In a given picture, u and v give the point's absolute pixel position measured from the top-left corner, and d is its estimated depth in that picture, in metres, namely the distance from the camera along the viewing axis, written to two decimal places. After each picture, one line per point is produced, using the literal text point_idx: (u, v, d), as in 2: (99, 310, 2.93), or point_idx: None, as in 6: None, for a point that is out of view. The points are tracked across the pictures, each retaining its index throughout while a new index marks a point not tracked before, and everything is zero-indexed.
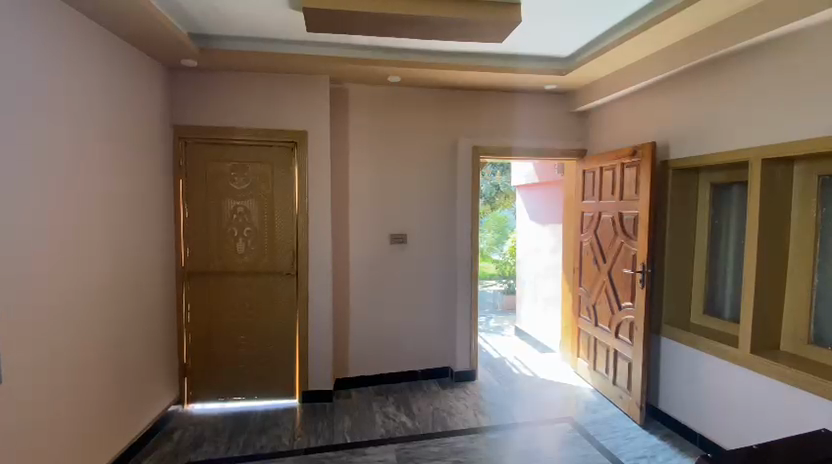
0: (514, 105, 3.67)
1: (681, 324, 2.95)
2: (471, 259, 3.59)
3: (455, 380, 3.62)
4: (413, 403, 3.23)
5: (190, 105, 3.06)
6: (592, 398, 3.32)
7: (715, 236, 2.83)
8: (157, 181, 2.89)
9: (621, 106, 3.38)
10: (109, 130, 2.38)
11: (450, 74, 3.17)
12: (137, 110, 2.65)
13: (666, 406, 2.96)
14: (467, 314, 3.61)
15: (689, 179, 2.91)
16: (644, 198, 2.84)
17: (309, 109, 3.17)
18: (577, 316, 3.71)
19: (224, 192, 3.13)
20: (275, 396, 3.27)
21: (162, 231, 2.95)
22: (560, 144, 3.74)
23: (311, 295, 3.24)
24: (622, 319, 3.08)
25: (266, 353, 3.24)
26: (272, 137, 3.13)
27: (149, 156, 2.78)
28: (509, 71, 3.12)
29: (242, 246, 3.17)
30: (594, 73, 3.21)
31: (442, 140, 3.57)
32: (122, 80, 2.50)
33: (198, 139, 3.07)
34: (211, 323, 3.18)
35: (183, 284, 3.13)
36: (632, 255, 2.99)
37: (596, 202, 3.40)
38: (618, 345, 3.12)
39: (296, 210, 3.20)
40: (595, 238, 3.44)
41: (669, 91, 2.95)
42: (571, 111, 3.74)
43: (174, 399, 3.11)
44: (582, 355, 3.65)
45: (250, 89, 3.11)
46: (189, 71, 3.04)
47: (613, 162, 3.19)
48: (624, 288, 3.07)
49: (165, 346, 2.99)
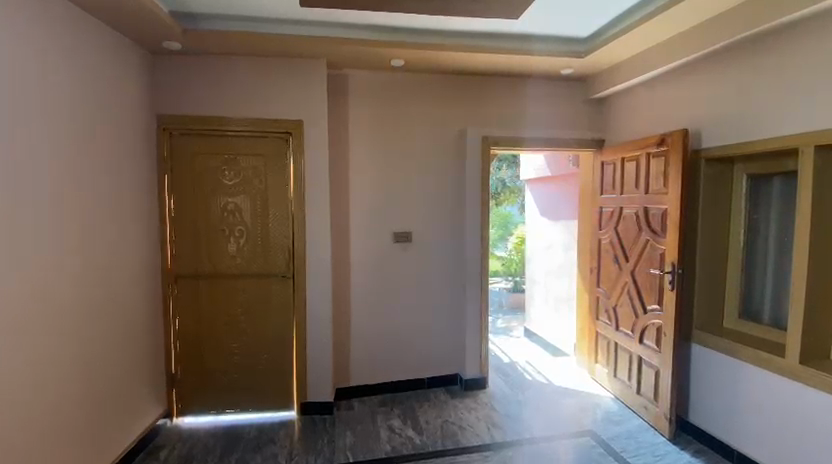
0: (524, 92, 3.39)
1: (713, 329, 2.69)
2: (481, 257, 3.33)
3: (464, 388, 3.37)
4: (421, 415, 2.99)
5: (173, 93, 2.80)
6: (612, 407, 3.07)
7: (752, 233, 2.58)
8: (139, 175, 2.63)
9: (643, 92, 3.11)
10: (81, 120, 2.13)
11: (456, 57, 2.90)
12: (114, 98, 2.39)
13: (697, 417, 2.72)
14: (476, 318, 3.35)
15: (723, 170, 2.63)
16: (673, 191, 2.58)
17: (305, 97, 2.91)
18: (593, 319, 3.47)
19: (214, 188, 2.87)
20: (271, 407, 3.03)
21: (145, 231, 2.70)
22: (574, 135, 3.47)
23: (309, 298, 3.00)
24: (647, 322, 2.84)
25: (261, 362, 3.00)
26: (264, 128, 2.87)
27: (128, 149, 2.53)
28: (523, 53, 2.85)
29: (234, 247, 2.93)
30: (615, 56, 2.93)
31: (449, 130, 3.31)
32: (96, 62, 2.24)
33: (184, 129, 2.82)
34: (202, 330, 2.94)
35: (171, 288, 2.89)
36: (659, 253, 2.73)
37: (618, 197, 3.13)
38: (642, 351, 2.88)
39: (291, 206, 2.94)
40: (615, 236, 3.17)
41: (699, 74, 2.67)
42: (587, 97, 3.46)
43: (162, 411, 2.88)
44: (600, 360, 3.40)
45: (240, 75, 2.85)
46: (173, 55, 2.78)
47: (637, 152, 2.93)
48: (650, 290, 2.82)
49: (150, 355, 2.75)
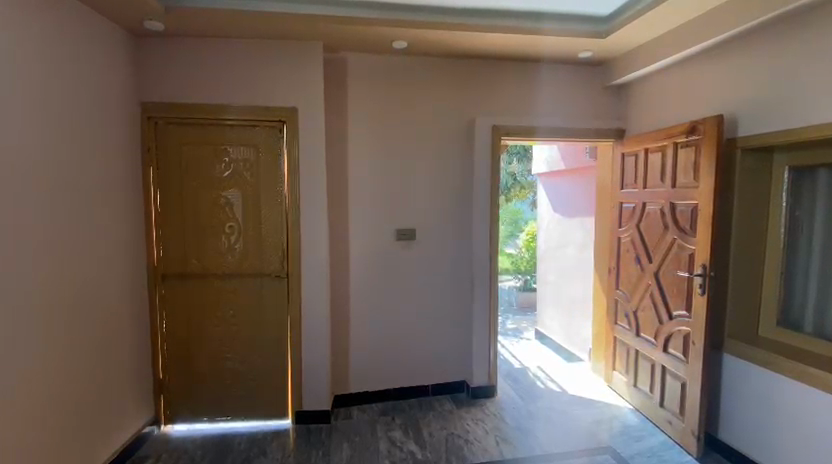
0: (537, 78, 3.14)
1: (748, 337, 2.42)
2: (489, 257, 3.10)
3: (471, 396, 3.14)
4: (424, 426, 2.78)
5: (158, 79, 2.61)
6: (632, 420, 2.82)
7: (794, 232, 2.30)
8: (121, 168, 2.45)
9: (671, 75, 2.83)
10: (55, 105, 1.94)
11: (463, 38, 2.65)
12: (93, 83, 2.20)
13: (728, 435, 2.46)
14: (484, 321, 3.12)
15: (760, 160, 2.35)
16: (704, 185, 2.32)
17: (300, 83, 2.69)
18: (611, 323, 3.22)
19: (202, 181, 2.68)
20: (264, 415, 2.84)
21: (129, 226, 2.52)
22: (592, 124, 3.20)
23: (303, 299, 2.80)
24: (673, 330, 2.58)
25: (253, 367, 2.81)
26: (255, 116, 2.66)
27: (109, 139, 2.34)
28: (537, 33, 2.59)
29: (224, 244, 2.74)
30: (639, 36, 2.65)
31: (456, 120, 3.07)
32: (73, 43, 2.05)
33: (170, 118, 2.62)
34: (191, 333, 2.76)
35: (157, 287, 2.71)
36: (687, 254, 2.47)
37: (640, 191, 2.87)
38: (667, 361, 2.63)
39: (285, 200, 2.74)
40: (637, 234, 2.91)
41: (735, 53, 2.39)
42: (607, 84, 3.19)
43: (150, 419, 2.71)
44: (619, 368, 3.15)
45: (230, 59, 2.64)
46: (158, 37, 2.58)
47: (663, 142, 2.66)
48: (676, 294, 2.56)
49: (135, 359, 2.58)
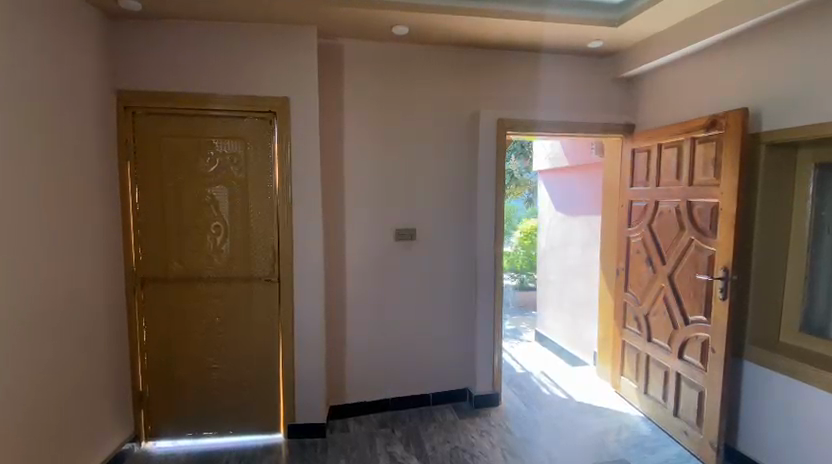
0: (543, 69, 2.98)
1: (769, 344, 2.30)
2: (494, 258, 2.94)
3: (475, 405, 2.98)
4: (426, 440, 2.61)
5: (137, 65, 2.38)
6: (643, 429, 2.70)
7: (820, 232, 2.17)
8: (96, 162, 2.22)
9: (686, 67, 2.68)
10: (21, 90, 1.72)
11: (469, 24, 2.47)
12: (64, 67, 1.98)
13: (748, 447, 2.34)
14: (489, 326, 2.96)
15: (785, 156, 2.22)
16: (727, 183, 2.18)
17: (293, 71, 2.49)
18: (619, 327, 3.08)
19: (185, 177, 2.47)
20: (254, 429, 2.65)
21: (104, 226, 2.30)
22: (600, 119, 3.04)
23: (297, 304, 2.60)
24: (690, 335, 2.46)
25: (241, 377, 2.61)
26: (244, 106, 2.45)
27: (81, 130, 2.11)
28: (545, 19, 2.42)
29: (210, 246, 2.53)
30: (655, 24, 2.49)
31: (459, 113, 2.89)
32: (40, 21, 1.82)
33: (149, 108, 2.40)
34: (174, 342, 2.55)
35: (137, 293, 2.49)
36: (707, 255, 2.33)
37: (652, 189, 2.74)
38: (683, 368, 2.51)
39: (276, 199, 2.54)
40: (649, 234, 2.77)
41: (760, 43, 2.24)
42: (618, 76, 3.03)
43: (129, 435, 2.50)
44: (627, 374, 3.02)
45: (216, 44, 2.42)
46: (136, 18, 2.35)
47: (680, 137, 2.52)
48: (693, 298, 2.43)
49: (112, 372, 2.36)
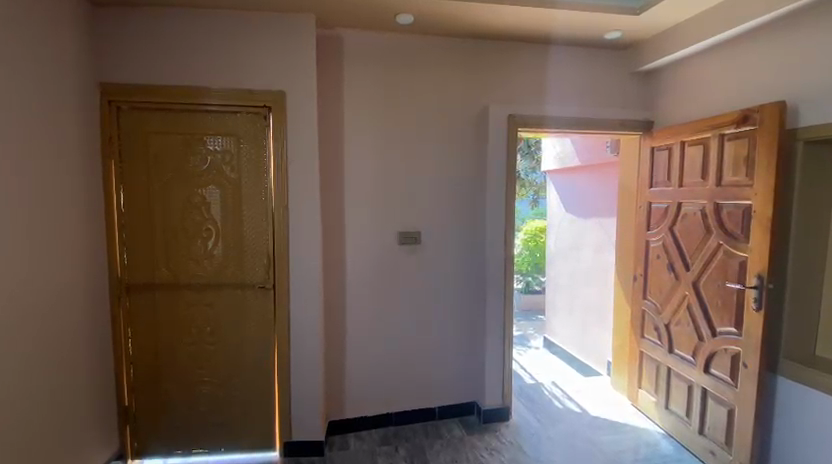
0: (555, 62, 2.80)
1: (805, 358, 2.11)
2: (503, 264, 2.76)
3: (483, 420, 2.80)
4: (431, 458, 2.44)
5: (122, 56, 2.22)
6: (665, 448, 2.51)
7: None
8: (76, 162, 2.06)
9: (708, 59, 2.49)
10: None
11: (477, 13, 2.30)
12: (41, 57, 1.82)
13: None
14: (498, 335, 2.78)
15: (826, 154, 2.03)
16: (762, 184, 2.00)
17: (289, 64, 2.32)
18: (638, 337, 2.89)
19: (174, 177, 2.30)
20: (248, 447, 2.48)
21: (85, 231, 2.13)
22: (616, 115, 2.86)
23: (292, 313, 2.43)
24: (718, 347, 2.27)
25: (233, 391, 2.44)
26: (236, 100, 2.28)
27: (60, 126, 1.94)
28: (560, 8, 2.25)
29: (201, 249, 2.36)
30: (679, 13, 2.30)
31: (466, 109, 2.72)
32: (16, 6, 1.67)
33: (135, 103, 2.24)
34: (162, 353, 2.38)
35: (122, 300, 2.33)
36: (738, 262, 2.15)
37: (674, 189, 2.55)
38: (709, 382, 2.32)
39: (271, 200, 2.37)
40: (671, 237, 2.59)
41: (791, 32, 2.06)
42: (634, 70, 2.85)
43: (114, 454, 2.34)
44: (646, 387, 2.84)
45: (206, 34, 2.26)
46: (122, 6, 2.19)
47: (706, 133, 2.34)
48: (721, 307, 2.25)
49: (95, 386, 2.20)
